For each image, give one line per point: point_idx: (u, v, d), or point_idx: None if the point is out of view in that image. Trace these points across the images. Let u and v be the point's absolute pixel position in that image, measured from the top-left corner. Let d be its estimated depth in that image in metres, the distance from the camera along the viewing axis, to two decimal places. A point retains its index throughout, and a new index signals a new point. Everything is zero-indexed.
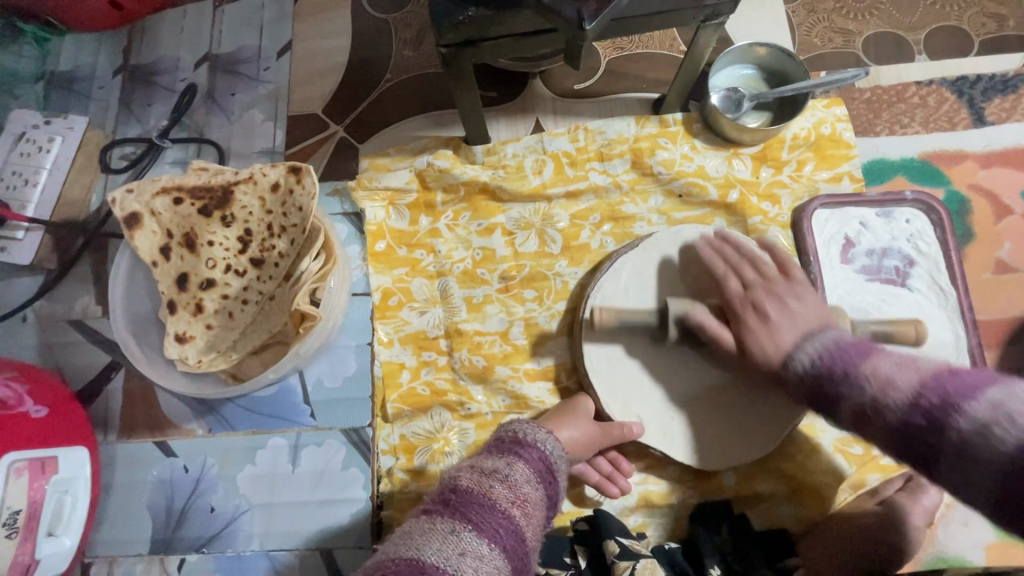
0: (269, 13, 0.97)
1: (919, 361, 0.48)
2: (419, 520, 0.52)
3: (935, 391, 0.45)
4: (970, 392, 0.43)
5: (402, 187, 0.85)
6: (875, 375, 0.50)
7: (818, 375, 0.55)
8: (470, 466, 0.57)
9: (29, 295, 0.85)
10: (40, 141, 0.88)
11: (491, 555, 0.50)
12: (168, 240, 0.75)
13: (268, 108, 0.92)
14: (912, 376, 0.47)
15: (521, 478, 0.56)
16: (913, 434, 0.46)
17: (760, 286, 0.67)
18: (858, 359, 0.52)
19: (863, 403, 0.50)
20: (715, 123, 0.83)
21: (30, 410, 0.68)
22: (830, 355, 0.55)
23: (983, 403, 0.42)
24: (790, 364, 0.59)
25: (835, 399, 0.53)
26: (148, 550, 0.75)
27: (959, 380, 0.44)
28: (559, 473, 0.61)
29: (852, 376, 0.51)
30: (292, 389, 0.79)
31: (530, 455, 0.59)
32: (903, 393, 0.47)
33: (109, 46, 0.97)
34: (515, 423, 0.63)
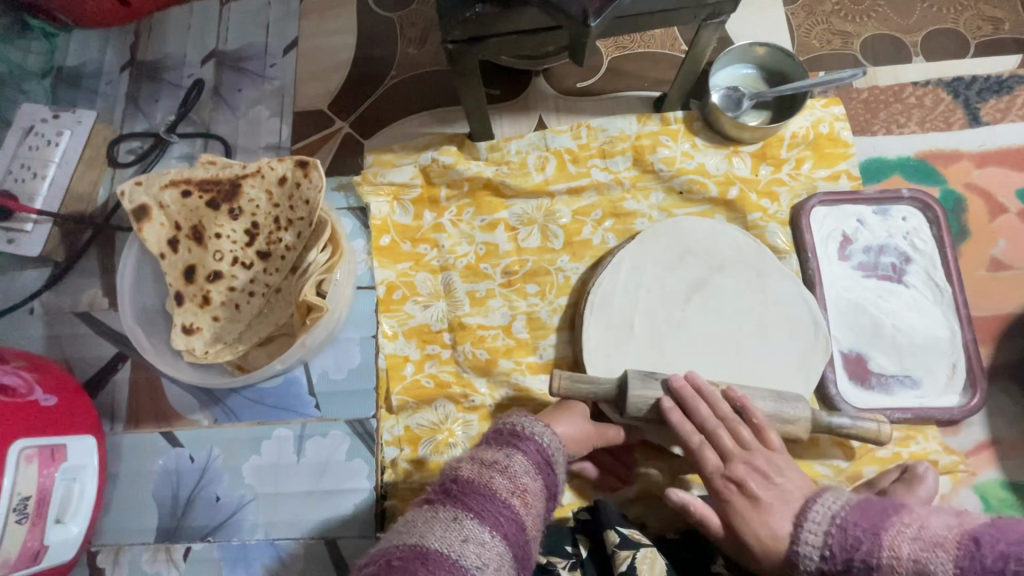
0: (275, 11, 0.98)
1: (914, 530, 0.54)
2: (422, 510, 0.53)
3: (975, 560, 0.50)
4: (1000, 564, 0.48)
5: (406, 182, 0.86)
6: (898, 556, 0.53)
7: (839, 571, 0.56)
8: (470, 458, 0.58)
9: (36, 287, 0.86)
10: (49, 135, 0.89)
11: (493, 542, 0.51)
12: (176, 232, 0.76)
13: (274, 104, 0.93)
14: (949, 546, 0.51)
15: (520, 469, 0.57)
16: (970, 568, 0.50)
17: (743, 458, 0.67)
18: (873, 541, 0.54)
19: (891, 561, 0.53)
20: (715, 122, 0.85)
21: (39, 399, 0.69)
22: (839, 528, 0.58)
23: None
24: (801, 567, 0.59)
25: (869, 565, 0.54)
26: (154, 539, 0.76)
27: (1013, 538, 0.50)
28: (557, 465, 0.62)
29: (879, 565, 0.53)
30: (297, 381, 0.80)
31: (529, 448, 0.60)
32: (943, 574, 0.50)
33: (116, 41, 0.98)
34: (513, 417, 0.64)
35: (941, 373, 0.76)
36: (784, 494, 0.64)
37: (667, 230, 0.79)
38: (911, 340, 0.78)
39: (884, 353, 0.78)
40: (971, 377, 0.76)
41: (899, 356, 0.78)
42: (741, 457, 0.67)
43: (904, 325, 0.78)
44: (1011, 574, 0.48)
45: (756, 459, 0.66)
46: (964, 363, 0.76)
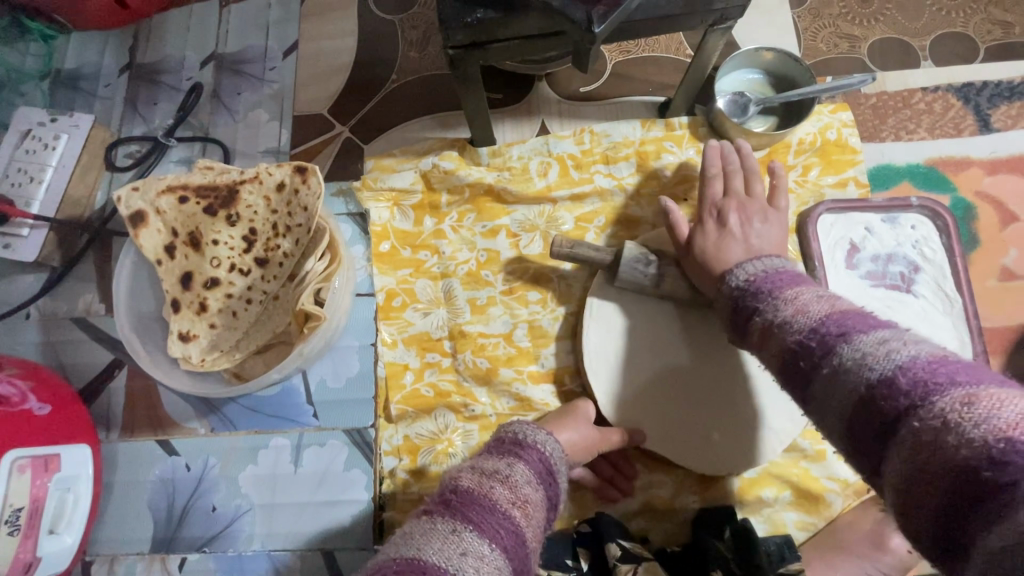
0: (275, 13, 0.97)
1: (829, 300, 0.47)
2: (420, 521, 0.52)
3: (836, 324, 0.44)
4: (864, 326, 0.42)
5: (407, 188, 0.85)
6: (794, 300, 0.49)
7: (745, 293, 0.54)
8: (472, 467, 0.57)
9: (33, 293, 0.85)
10: (46, 139, 0.86)
11: (492, 555, 0.49)
12: (173, 239, 0.75)
13: (273, 108, 0.92)
14: (819, 310, 0.46)
15: (522, 479, 0.56)
16: (799, 355, 0.45)
17: (712, 238, 0.69)
18: (785, 286, 0.51)
19: (771, 317, 0.49)
20: (720, 128, 0.83)
21: (34, 408, 0.68)
22: (766, 274, 0.54)
23: (869, 337, 0.41)
24: (732, 275, 0.58)
25: (752, 312, 0.52)
26: (149, 549, 0.75)
27: (859, 322, 0.43)
28: (560, 474, 0.60)
29: (773, 301, 0.50)
30: (295, 389, 0.79)
31: (531, 457, 0.58)
32: (810, 317, 0.46)
33: (115, 45, 0.97)
34: (515, 425, 0.63)
35: None
36: (747, 262, 0.65)
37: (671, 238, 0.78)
38: None
39: None
40: None
41: None
42: (736, 201, 0.71)
43: None
44: (850, 335, 0.42)
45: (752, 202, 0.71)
46: None
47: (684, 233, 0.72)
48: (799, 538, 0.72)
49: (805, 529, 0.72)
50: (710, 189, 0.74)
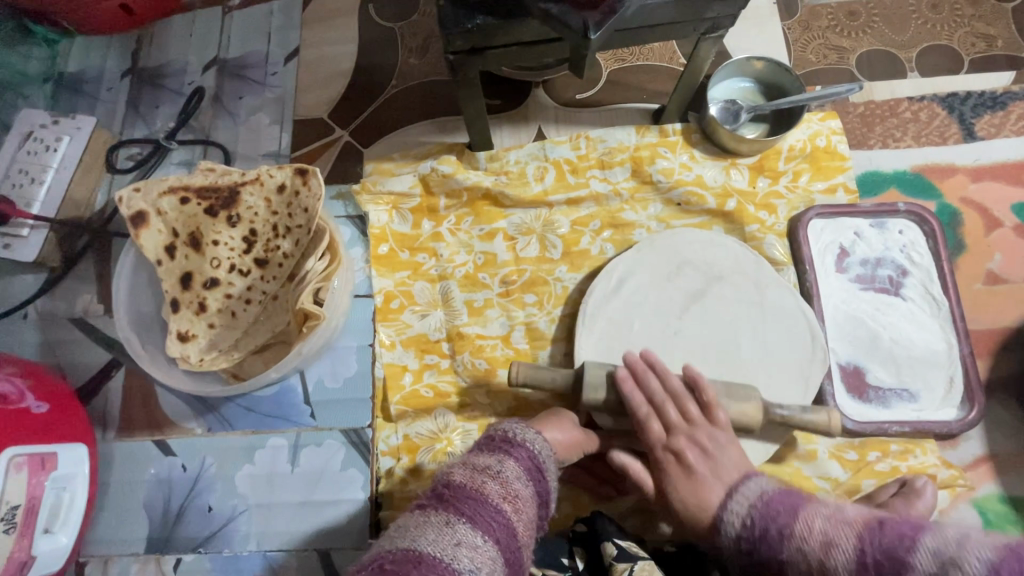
0: (277, 20, 0.98)
1: (839, 531, 0.50)
2: (414, 515, 0.53)
3: (877, 548, 0.47)
4: (908, 543, 0.45)
5: (406, 191, 0.86)
6: (809, 529, 0.52)
7: (754, 540, 0.55)
8: (462, 464, 0.58)
9: (32, 293, 0.85)
10: (47, 141, 0.87)
11: (485, 546, 0.50)
12: (173, 239, 0.76)
13: (274, 112, 0.93)
14: (848, 548, 0.49)
15: (513, 475, 0.57)
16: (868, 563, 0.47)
17: (684, 431, 0.66)
18: (789, 516, 0.54)
19: (808, 566, 0.51)
20: (713, 134, 0.85)
21: (31, 406, 0.68)
22: (759, 511, 0.56)
23: (923, 553, 0.44)
24: (721, 532, 0.59)
25: (777, 563, 0.53)
26: (144, 549, 0.75)
27: (886, 538, 0.47)
28: (549, 472, 0.61)
29: (790, 536, 0.53)
30: (292, 389, 0.80)
31: (520, 455, 0.59)
32: (845, 550, 0.48)
33: (118, 49, 0.99)
34: (504, 424, 0.64)
35: (939, 387, 0.76)
36: (721, 468, 0.63)
37: (663, 242, 0.81)
38: (908, 353, 0.78)
39: (882, 366, 0.78)
40: (969, 391, 0.76)
41: (898, 369, 0.78)
42: (685, 434, 0.66)
43: (902, 339, 0.78)
44: (890, 565, 0.46)
45: (702, 434, 0.65)
46: (962, 376, 0.76)
47: (650, 426, 0.66)
48: None
49: None
50: (646, 397, 0.67)
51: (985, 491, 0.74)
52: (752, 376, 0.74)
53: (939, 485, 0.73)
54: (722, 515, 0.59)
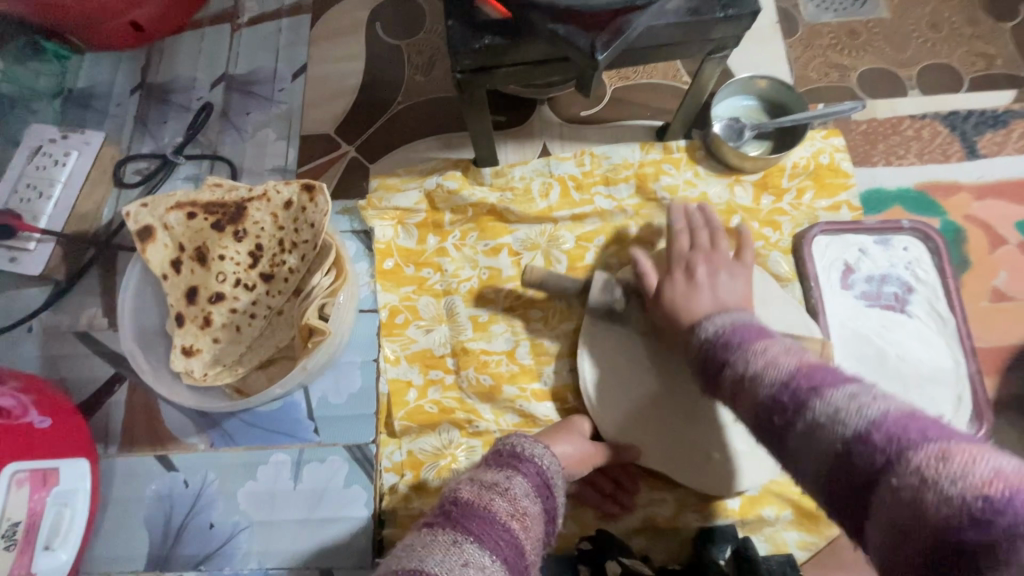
0: (285, 37, 1.00)
1: (787, 353, 0.50)
2: (421, 533, 0.52)
3: (807, 377, 0.46)
4: (831, 380, 0.45)
5: (411, 207, 0.87)
6: (762, 354, 0.51)
7: (716, 346, 0.56)
8: (471, 480, 0.57)
9: (35, 307, 0.85)
10: (56, 155, 0.88)
11: (493, 566, 0.49)
12: (180, 253, 0.76)
13: (281, 128, 0.94)
14: (790, 363, 0.49)
15: (521, 492, 0.56)
16: (772, 409, 0.47)
17: (701, 254, 0.74)
18: (754, 337, 0.54)
19: (741, 371, 0.51)
20: (717, 151, 0.86)
21: (34, 421, 0.68)
22: (726, 330, 0.57)
23: (839, 391, 0.44)
24: (701, 327, 0.60)
25: (722, 368, 0.54)
26: (143, 567, 0.74)
27: (822, 376, 0.46)
28: (557, 488, 0.61)
29: (740, 357, 0.52)
30: (296, 405, 0.79)
31: (529, 470, 0.59)
32: (781, 371, 0.48)
33: (128, 65, 1.00)
34: (513, 437, 0.63)
35: (947, 406, 0.76)
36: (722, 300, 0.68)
37: None
38: (915, 371, 0.78)
39: (889, 384, 0.77)
40: (977, 410, 0.75)
41: (905, 387, 0.77)
42: (704, 253, 0.73)
43: (909, 356, 0.78)
44: (818, 390, 0.45)
45: (719, 254, 0.73)
46: (970, 395, 0.76)
47: (678, 239, 0.76)
48: (801, 558, 0.72)
49: (806, 548, 0.72)
50: (682, 222, 0.77)
51: None
52: None
53: None
54: (699, 326, 0.61)
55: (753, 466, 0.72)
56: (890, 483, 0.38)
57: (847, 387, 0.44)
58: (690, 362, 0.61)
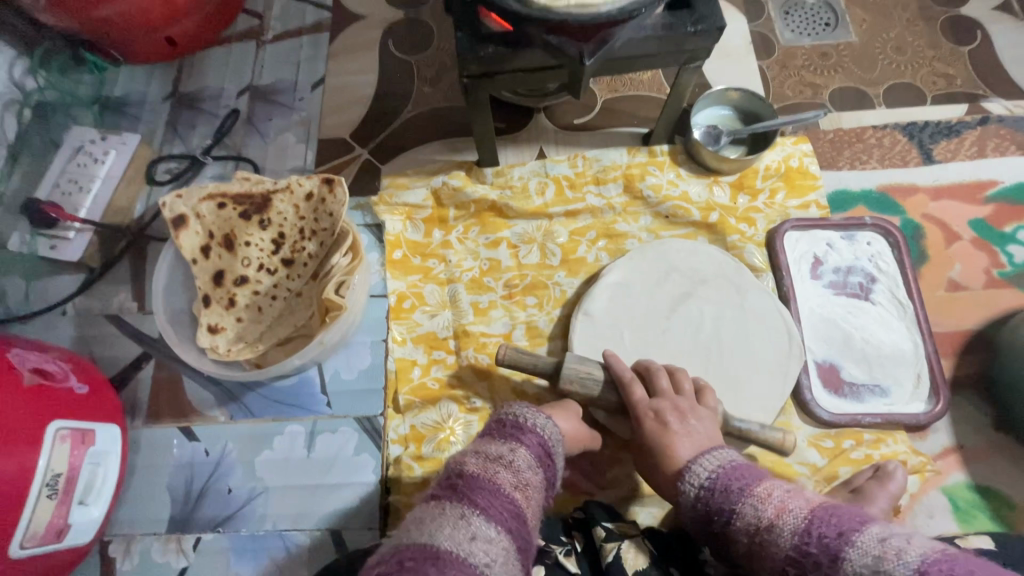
0: (305, 52, 1.10)
1: (791, 503, 0.57)
2: (429, 507, 0.57)
3: (826, 521, 0.53)
4: (856, 524, 0.52)
5: (418, 203, 0.95)
6: (774, 503, 0.57)
7: (716, 490, 0.61)
8: (475, 453, 0.63)
9: (71, 291, 0.93)
10: (96, 154, 0.97)
11: (499, 537, 0.55)
12: (209, 240, 0.83)
13: (301, 132, 1.03)
14: (799, 514, 0.55)
15: (523, 462, 0.62)
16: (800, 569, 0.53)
17: (668, 398, 0.73)
18: (753, 480, 0.60)
19: (754, 525, 0.57)
20: (696, 155, 0.95)
21: (74, 386, 0.74)
22: (719, 471, 0.63)
23: (868, 535, 0.51)
24: (686, 483, 0.64)
25: (728, 523, 0.59)
26: (165, 529, 0.79)
27: (834, 522, 0.53)
28: (556, 459, 0.68)
29: (749, 500, 0.58)
30: (310, 380, 0.86)
31: (529, 444, 0.65)
32: (798, 516, 0.55)
33: (161, 77, 1.10)
34: (513, 410, 0.69)
35: (907, 382, 0.83)
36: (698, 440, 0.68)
37: (652, 249, 0.89)
38: (878, 352, 0.85)
39: (854, 364, 0.85)
40: (935, 386, 0.82)
41: (869, 366, 0.84)
42: (668, 401, 0.72)
43: (873, 339, 0.85)
44: (835, 555, 0.51)
45: (684, 401, 0.72)
46: (928, 373, 0.83)
47: (634, 390, 0.74)
48: None
49: None
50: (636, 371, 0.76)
51: (953, 479, 0.80)
52: (734, 369, 0.82)
53: (910, 471, 0.79)
54: (682, 481, 0.65)
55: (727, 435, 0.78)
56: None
57: (863, 538, 0.51)
58: (683, 516, 0.65)
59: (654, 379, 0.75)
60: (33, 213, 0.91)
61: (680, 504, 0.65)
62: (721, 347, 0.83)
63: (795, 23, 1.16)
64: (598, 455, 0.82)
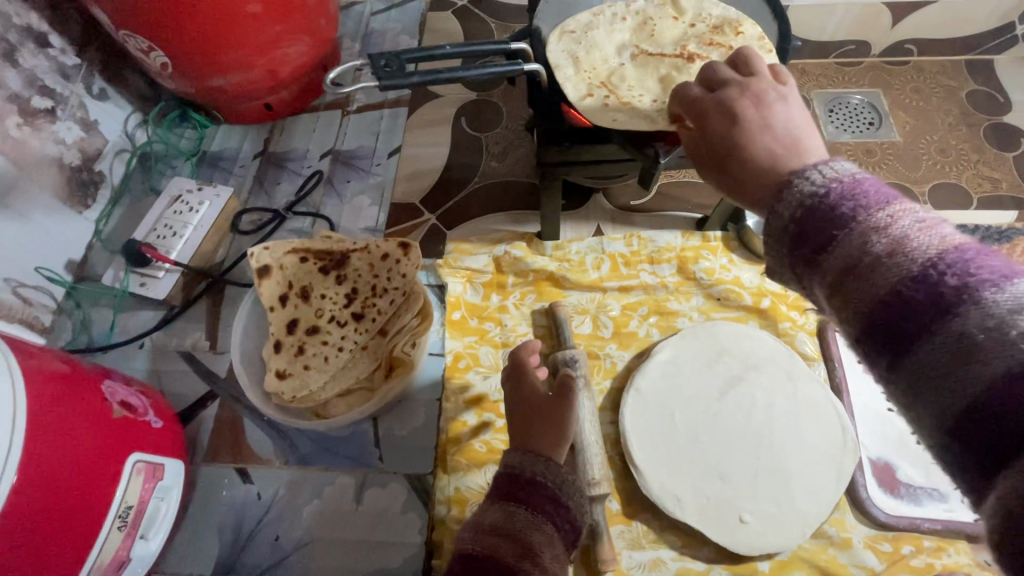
0: (385, 123, 1.20)
1: (929, 231, 0.35)
2: None
3: (957, 269, 0.33)
4: (1004, 278, 0.32)
5: (480, 268, 1.00)
6: (891, 224, 0.36)
7: (817, 208, 0.39)
8: (476, 525, 0.60)
9: (150, 326, 1.00)
10: (192, 203, 1.05)
11: None
12: (287, 290, 0.89)
13: (375, 195, 1.12)
14: (929, 250, 0.34)
15: (525, 526, 0.58)
16: (887, 324, 0.34)
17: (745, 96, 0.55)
18: (879, 200, 0.37)
19: (858, 254, 0.36)
20: (749, 243, 0.99)
21: (152, 421, 0.78)
22: (849, 181, 0.39)
23: (1011, 297, 0.31)
24: (788, 187, 0.42)
25: (825, 245, 0.38)
26: (211, 571, 0.80)
27: (976, 268, 0.33)
28: (571, 500, 0.62)
29: (859, 221, 0.37)
30: (364, 433, 0.88)
31: (529, 497, 0.61)
32: (920, 253, 0.34)
33: (254, 137, 1.22)
34: (512, 458, 0.65)
35: None
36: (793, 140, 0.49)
37: (704, 331, 0.91)
38: None
39: (911, 465, 0.84)
40: None
41: (926, 469, 0.83)
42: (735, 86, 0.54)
43: None
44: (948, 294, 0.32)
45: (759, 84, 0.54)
46: None
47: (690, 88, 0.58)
48: None
49: None
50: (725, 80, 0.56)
51: None
52: (787, 460, 0.81)
53: None
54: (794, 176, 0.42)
55: (779, 530, 0.77)
56: (1009, 483, 0.29)
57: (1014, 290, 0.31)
58: (767, 244, 0.43)
59: (712, 72, 0.57)
60: (131, 254, 0.99)
61: (767, 216, 0.43)
62: (769, 434, 0.83)
63: (839, 121, 1.24)
64: (645, 534, 0.81)
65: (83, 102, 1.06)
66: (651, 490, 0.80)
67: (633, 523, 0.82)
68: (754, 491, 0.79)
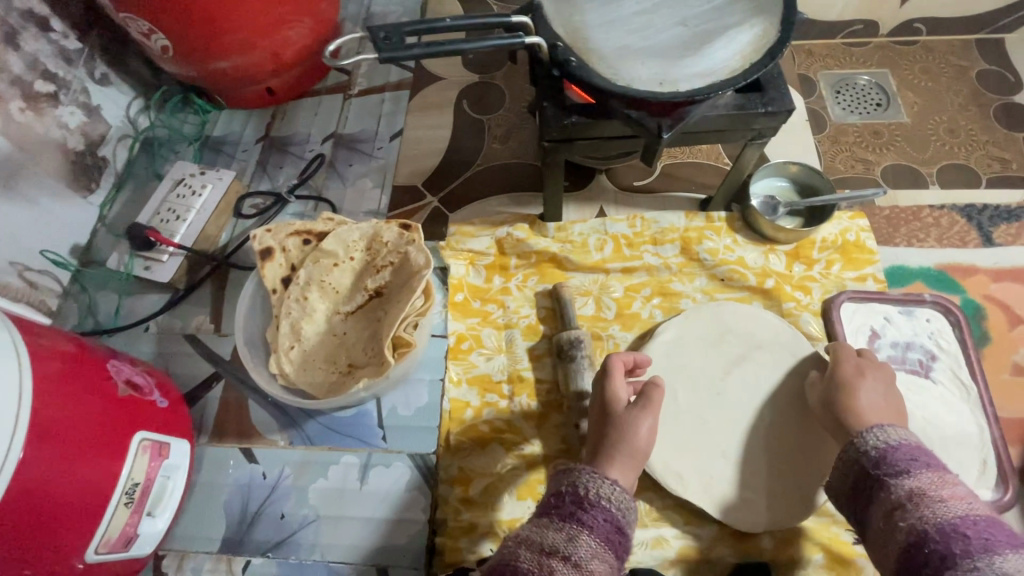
0: (387, 107, 1.20)
1: (969, 499, 0.60)
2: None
3: (975, 527, 0.56)
4: (980, 544, 0.55)
5: (482, 250, 1.00)
6: (944, 512, 0.58)
7: (925, 518, 0.59)
8: (532, 542, 0.62)
9: (154, 310, 1.01)
10: (194, 187, 1.06)
11: None
12: (290, 272, 0.90)
13: (378, 178, 1.11)
14: (973, 510, 0.59)
15: (586, 552, 0.60)
16: (915, 558, 0.58)
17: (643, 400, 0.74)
18: (992, 523, 0.57)
19: (926, 496, 0.60)
20: (753, 223, 0.98)
21: (158, 400, 0.79)
22: (974, 515, 0.58)
23: (990, 552, 0.54)
24: (899, 479, 0.63)
25: (907, 494, 0.62)
26: (218, 549, 0.81)
27: (989, 530, 0.56)
28: (628, 526, 0.66)
29: (948, 503, 0.59)
30: (368, 413, 0.89)
31: (594, 521, 0.63)
32: (950, 512, 0.58)
33: (255, 121, 1.22)
34: (580, 476, 0.68)
35: (973, 468, 0.81)
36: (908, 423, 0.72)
37: (708, 311, 0.90)
38: (941, 434, 0.83)
39: None
40: (1002, 474, 0.81)
41: (931, 447, 0.82)
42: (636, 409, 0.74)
43: (933, 419, 0.84)
44: (955, 558, 0.55)
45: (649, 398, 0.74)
46: (994, 460, 0.82)
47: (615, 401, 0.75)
48: None
49: None
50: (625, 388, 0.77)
51: None
52: (785, 441, 0.81)
53: None
54: (858, 437, 0.69)
55: (782, 509, 0.78)
56: None
57: (966, 528, 0.56)
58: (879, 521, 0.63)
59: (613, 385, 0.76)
60: (135, 237, 0.99)
61: (877, 497, 0.64)
62: (770, 413, 0.83)
63: (845, 102, 1.23)
64: (649, 512, 0.81)
65: (85, 87, 1.05)
66: (655, 468, 0.80)
67: (635, 502, 0.82)
68: (756, 468, 0.80)
